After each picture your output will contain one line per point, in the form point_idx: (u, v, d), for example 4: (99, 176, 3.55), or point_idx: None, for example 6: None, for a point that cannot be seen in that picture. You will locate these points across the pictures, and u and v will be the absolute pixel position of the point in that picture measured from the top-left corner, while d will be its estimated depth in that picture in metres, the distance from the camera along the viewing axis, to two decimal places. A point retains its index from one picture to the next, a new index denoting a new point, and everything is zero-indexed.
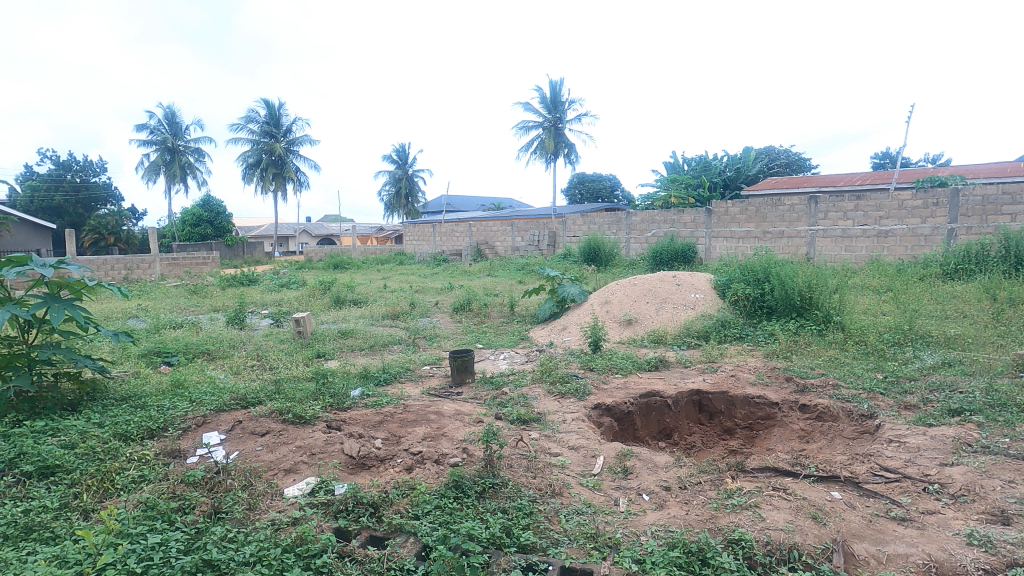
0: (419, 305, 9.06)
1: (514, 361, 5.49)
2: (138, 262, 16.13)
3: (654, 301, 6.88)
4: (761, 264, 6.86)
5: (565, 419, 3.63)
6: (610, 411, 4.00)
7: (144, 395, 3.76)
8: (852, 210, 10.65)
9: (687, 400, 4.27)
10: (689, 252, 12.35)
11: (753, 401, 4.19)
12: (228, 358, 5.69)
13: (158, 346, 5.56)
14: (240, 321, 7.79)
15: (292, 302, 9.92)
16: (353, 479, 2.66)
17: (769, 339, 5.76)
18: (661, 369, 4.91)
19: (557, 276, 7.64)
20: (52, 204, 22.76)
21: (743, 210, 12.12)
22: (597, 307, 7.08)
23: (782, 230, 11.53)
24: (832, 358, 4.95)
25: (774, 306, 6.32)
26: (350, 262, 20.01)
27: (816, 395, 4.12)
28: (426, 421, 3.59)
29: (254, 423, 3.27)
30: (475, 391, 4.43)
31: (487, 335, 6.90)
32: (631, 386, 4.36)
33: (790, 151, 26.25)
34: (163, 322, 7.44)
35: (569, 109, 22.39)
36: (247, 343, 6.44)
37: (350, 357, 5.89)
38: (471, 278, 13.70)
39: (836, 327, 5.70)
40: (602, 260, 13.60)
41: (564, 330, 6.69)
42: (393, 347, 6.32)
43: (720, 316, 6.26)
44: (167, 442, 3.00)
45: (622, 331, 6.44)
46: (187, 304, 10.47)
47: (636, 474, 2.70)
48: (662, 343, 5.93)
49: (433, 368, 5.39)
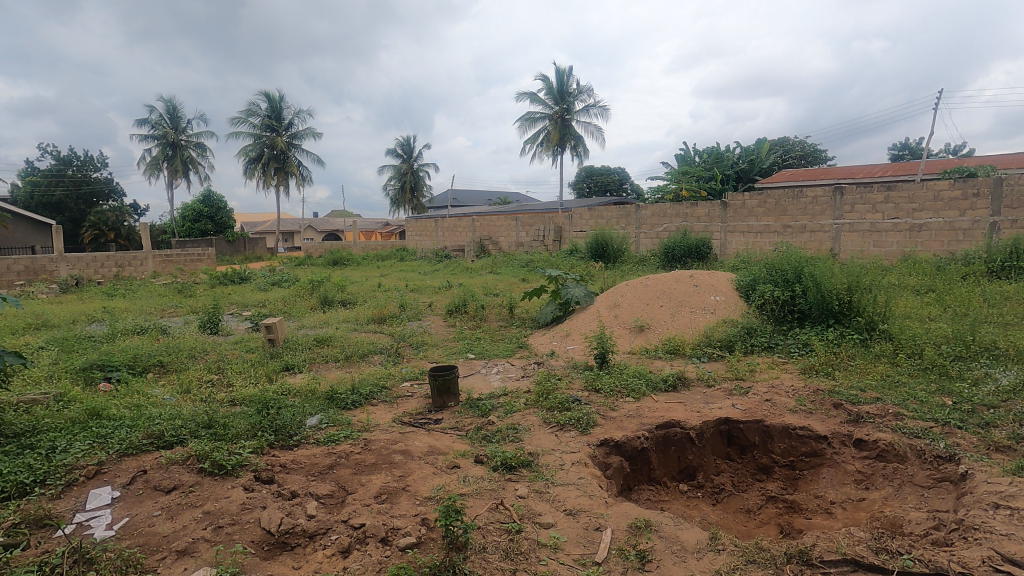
0: (411, 306, 8.36)
1: (507, 377, 4.74)
2: (130, 259, 15.53)
3: (669, 304, 6.08)
4: (791, 262, 6.06)
5: (563, 463, 2.87)
6: (619, 448, 3.22)
7: (44, 430, 3.03)
8: (881, 202, 9.69)
9: (714, 431, 3.51)
10: (704, 247, 11.63)
11: (796, 433, 3.42)
12: (182, 372, 4.99)
13: (99, 359, 4.83)
14: (213, 326, 7.08)
15: (277, 302, 9.23)
16: (265, 569, 1.93)
17: (804, 350, 4.97)
18: (680, 389, 4.13)
19: (560, 276, 6.87)
20: (52, 201, 22.20)
21: (761, 203, 11.27)
22: (604, 311, 6.30)
23: (805, 224, 10.68)
24: (884, 376, 4.16)
25: (807, 311, 5.54)
26: (349, 258, 19.34)
27: (875, 427, 3.35)
28: (387, 467, 2.86)
29: (161, 474, 2.54)
30: (456, 420, 3.68)
31: (481, 342, 6.16)
32: (644, 414, 3.59)
33: (805, 142, 25.20)
34: (127, 327, 6.75)
35: (578, 99, 21.48)
36: (210, 352, 5.74)
37: (322, 371, 5.16)
38: (472, 275, 13.03)
39: (882, 337, 4.92)
40: (610, 257, 12.86)
41: (567, 337, 5.93)
42: (373, 358, 5.58)
43: (746, 323, 5.48)
44: (34, 506, 2.28)
45: (633, 339, 5.68)
46: (168, 305, 9.78)
47: (658, 566, 1.96)
48: (679, 354, 5.18)
49: (413, 385, 4.64)
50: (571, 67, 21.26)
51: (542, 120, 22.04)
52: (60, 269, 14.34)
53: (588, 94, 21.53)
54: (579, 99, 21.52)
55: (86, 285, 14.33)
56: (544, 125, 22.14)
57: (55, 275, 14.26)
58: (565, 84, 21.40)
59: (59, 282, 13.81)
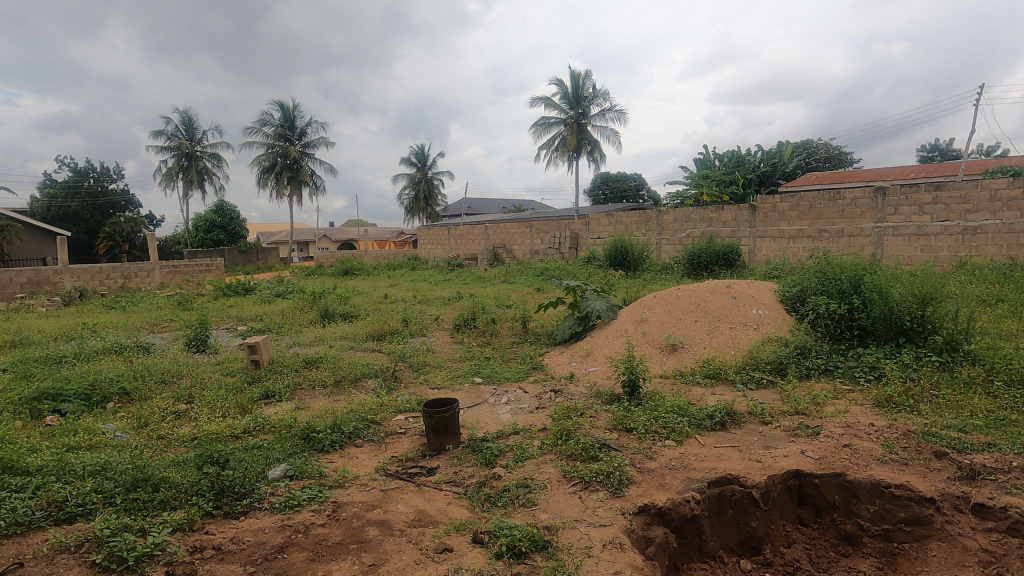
0: (416, 320, 7.67)
1: (519, 409, 3.99)
2: (136, 270, 15.09)
3: (705, 319, 5.29)
4: (846, 269, 5.25)
5: (591, 546, 2.14)
6: (662, 516, 2.46)
7: None
8: (929, 203, 8.80)
9: (782, 487, 2.76)
10: (732, 254, 10.80)
11: (890, 493, 2.65)
12: (147, 402, 4.33)
13: (52, 388, 4.19)
14: (199, 343, 6.47)
15: (274, 316, 8.62)
16: None
17: (872, 377, 4.19)
18: (730, 429, 3.36)
19: (579, 286, 6.14)
20: (67, 212, 21.99)
21: (794, 207, 10.44)
22: (630, 327, 5.52)
23: (843, 228, 9.80)
24: (985, 412, 3.34)
25: (869, 328, 4.74)
26: (361, 267, 18.79)
27: (1000, 489, 2.55)
28: (356, 548, 2.15)
29: (41, 570, 1.87)
30: (453, 471, 2.95)
31: (489, 362, 5.43)
32: (691, 465, 2.82)
33: (830, 145, 24.21)
34: (104, 346, 6.15)
35: (594, 103, 20.81)
36: (188, 375, 5.11)
37: (305, 399, 4.47)
38: (484, 285, 12.38)
39: (967, 360, 4.09)
40: (631, 266, 12.09)
41: (587, 358, 5.18)
42: (367, 384, 4.87)
43: (798, 341, 4.69)
44: None
45: (664, 361, 4.92)
46: (161, 319, 9.22)
47: None
48: (720, 379, 4.41)
49: (409, 418, 3.93)
50: (587, 71, 20.60)
51: (557, 125, 21.39)
52: (65, 281, 13.95)
53: (604, 98, 20.85)
54: (595, 103, 20.84)
55: (90, 297, 13.91)
56: (559, 131, 21.48)
57: (59, 287, 13.84)
58: (580, 88, 20.72)
59: (62, 294, 13.40)
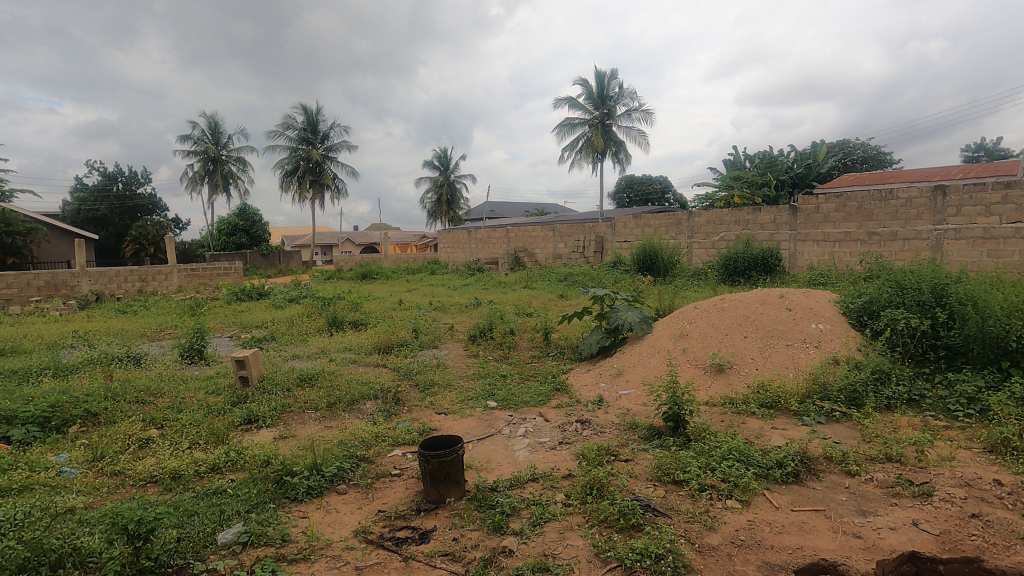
0: (428, 330, 7.05)
1: (539, 445, 3.31)
2: (154, 273, 14.81)
3: (756, 335, 4.55)
4: (927, 278, 4.44)
5: None
6: None
7: None
8: (997, 203, 7.82)
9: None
10: (771, 259, 9.94)
11: None
12: (114, 427, 3.78)
13: (6, 410, 3.67)
14: (193, 354, 5.97)
15: (281, 324, 8.09)
16: None
17: (971, 411, 3.41)
18: (806, 481, 2.63)
19: (608, 295, 5.43)
20: (95, 216, 22.10)
21: (840, 207, 9.53)
22: (668, 343, 4.80)
23: (896, 231, 8.85)
24: None
25: (961, 348, 3.94)
26: (380, 271, 18.36)
27: None
28: None
29: None
30: (453, 538, 2.30)
31: (505, 382, 4.75)
32: (768, 540, 2.11)
33: (868, 145, 22.94)
34: (90, 358, 5.65)
35: (619, 103, 20.07)
36: (168, 393, 4.56)
37: (291, 426, 3.86)
38: (504, 291, 11.76)
39: None
40: (660, 271, 11.32)
41: (618, 379, 4.49)
42: (364, 406, 4.24)
43: (873, 363, 3.92)
44: None
45: (710, 384, 4.19)
46: (165, 325, 8.78)
47: None
48: (780, 410, 3.68)
49: (407, 454, 3.30)
50: (613, 70, 19.83)
51: (581, 126, 20.71)
52: (82, 285, 13.61)
53: (630, 98, 20.08)
54: (620, 103, 20.08)
55: (106, 301, 13.68)
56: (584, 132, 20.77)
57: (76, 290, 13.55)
58: (605, 88, 19.98)
59: (78, 298, 13.17)
